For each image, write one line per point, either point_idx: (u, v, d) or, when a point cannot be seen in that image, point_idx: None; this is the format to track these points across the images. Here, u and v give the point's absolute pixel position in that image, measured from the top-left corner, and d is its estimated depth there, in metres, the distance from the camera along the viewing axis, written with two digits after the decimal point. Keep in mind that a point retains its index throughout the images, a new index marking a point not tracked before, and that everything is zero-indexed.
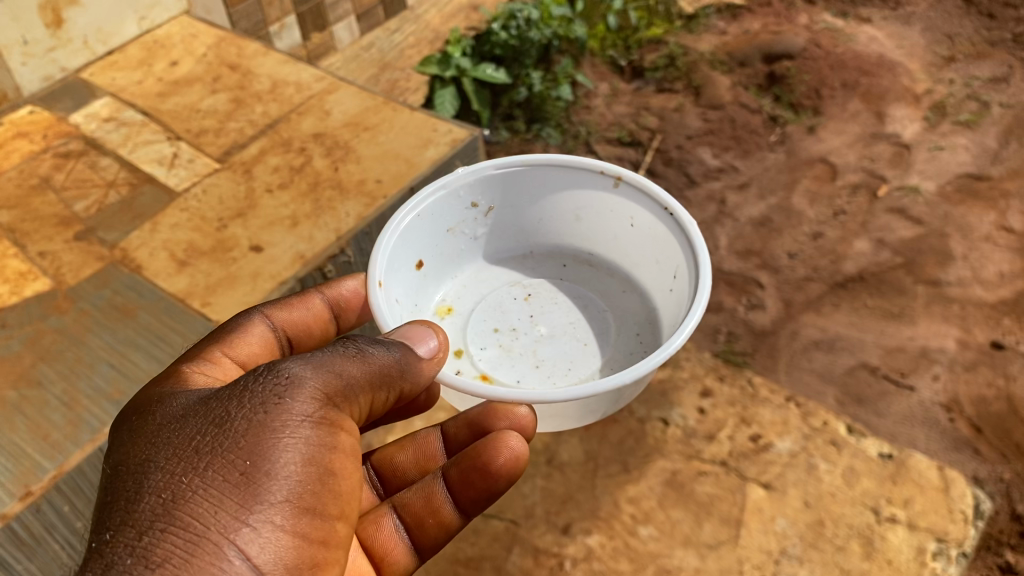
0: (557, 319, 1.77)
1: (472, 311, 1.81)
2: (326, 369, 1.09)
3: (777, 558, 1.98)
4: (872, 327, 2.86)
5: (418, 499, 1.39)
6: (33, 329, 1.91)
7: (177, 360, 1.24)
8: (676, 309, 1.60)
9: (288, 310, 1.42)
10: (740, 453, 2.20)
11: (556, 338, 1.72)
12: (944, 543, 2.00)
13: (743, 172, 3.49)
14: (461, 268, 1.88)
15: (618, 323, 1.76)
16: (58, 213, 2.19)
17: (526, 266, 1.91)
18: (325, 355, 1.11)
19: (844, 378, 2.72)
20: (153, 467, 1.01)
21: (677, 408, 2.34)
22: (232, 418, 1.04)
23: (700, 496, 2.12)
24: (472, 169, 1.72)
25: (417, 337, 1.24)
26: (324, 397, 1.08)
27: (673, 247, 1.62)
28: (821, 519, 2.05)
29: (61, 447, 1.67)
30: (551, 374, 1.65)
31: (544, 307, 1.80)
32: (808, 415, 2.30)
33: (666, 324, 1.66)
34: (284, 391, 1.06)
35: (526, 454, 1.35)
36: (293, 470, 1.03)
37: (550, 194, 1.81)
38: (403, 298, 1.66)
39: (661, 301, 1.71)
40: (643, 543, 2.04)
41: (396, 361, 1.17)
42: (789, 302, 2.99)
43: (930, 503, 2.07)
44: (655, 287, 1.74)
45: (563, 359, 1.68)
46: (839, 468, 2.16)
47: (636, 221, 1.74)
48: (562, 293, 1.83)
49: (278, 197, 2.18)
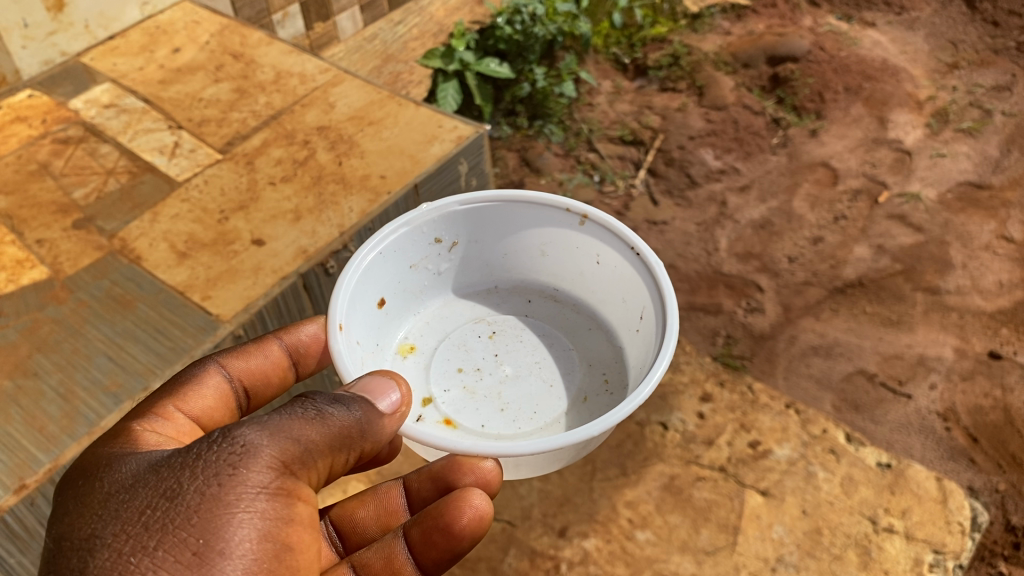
0: (523, 357, 1.64)
1: (436, 348, 1.67)
2: (284, 435, 1.04)
3: (774, 566, 1.98)
4: (870, 333, 2.87)
5: (378, 559, 1.30)
6: (30, 318, 1.89)
7: (127, 418, 1.20)
8: (643, 351, 1.49)
9: (245, 359, 1.38)
10: (739, 460, 2.20)
11: (521, 377, 1.59)
12: (941, 554, 2.00)
13: (745, 174, 3.48)
14: (424, 304, 1.75)
15: (585, 363, 1.64)
16: (57, 200, 2.17)
17: (491, 301, 1.78)
18: (283, 417, 1.05)
19: (842, 384, 2.72)
20: (99, 544, 0.97)
21: (676, 413, 2.33)
22: (185, 490, 0.99)
23: (698, 501, 2.11)
24: (436, 205, 1.60)
25: (382, 391, 1.15)
26: (281, 467, 1.03)
27: (640, 288, 1.53)
28: (819, 527, 2.04)
29: (57, 440, 1.65)
30: (517, 418, 1.51)
31: (510, 344, 1.66)
32: (807, 422, 2.29)
33: (633, 366, 1.54)
34: (239, 461, 1.01)
35: (491, 514, 1.27)
36: (249, 546, 0.99)
37: (515, 229, 1.70)
38: (364, 340, 1.52)
39: (629, 342, 1.60)
40: (640, 548, 2.03)
41: (358, 419, 1.10)
42: (788, 306, 2.99)
43: (927, 514, 2.07)
44: (622, 326, 1.63)
45: (530, 401, 1.54)
46: (837, 477, 2.15)
47: (603, 259, 1.63)
48: (527, 329, 1.70)
49: (281, 189, 2.15)
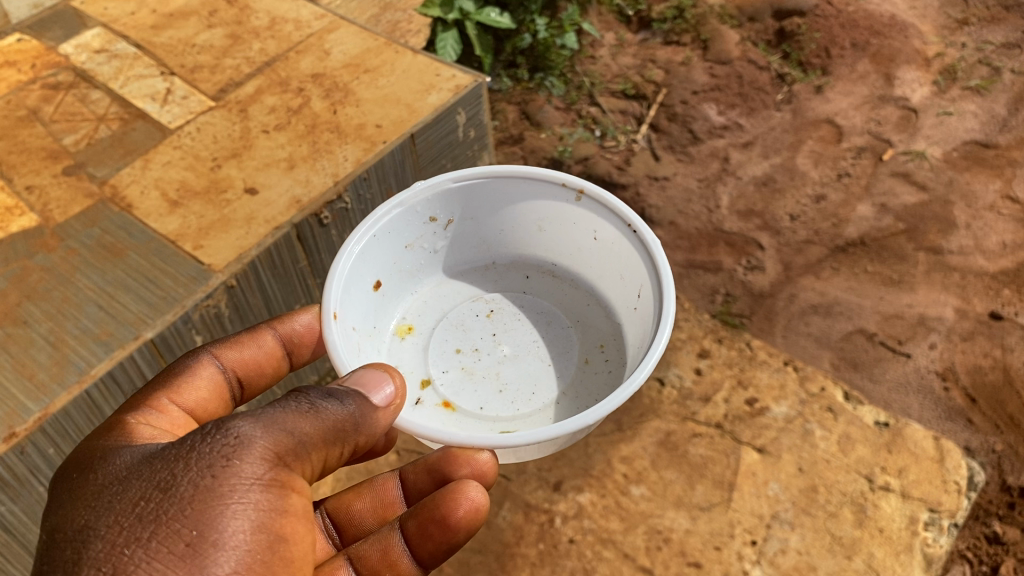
0: (521, 337, 1.61)
1: (434, 329, 1.64)
2: (277, 428, 1.02)
3: (768, 523, 1.97)
4: (870, 293, 2.88)
5: (375, 551, 1.28)
6: (19, 265, 1.86)
7: (121, 411, 1.18)
8: (640, 330, 1.46)
9: (238, 349, 1.36)
10: (736, 417, 2.18)
11: (519, 357, 1.57)
12: (936, 513, 1.98)
13: (748, 129, 3.43)
14: (420, 282, 1.71)
15: (583, 341, 1.61)
16: (47, 146, 2.13)
17: (488, 278, 1.74)
18: (277, 410, 1.04)
19: (840, 342, 2.75)
20: (93, 535, 0.96)
21: (673, 368, 2.32)
22: (178, 481, 0.99)
23: (694, 458, 2.11)
24: (430, 183, 1.56)
25: (375, 383, 1.13)
26: (274, 459, 1.01)
27: (637, 265, 1.49)
28: (815, 485, 2.03)
29: (48, 389, 1.63)
30: (516, 397, 1.50)
31: (507, 324, 1.63)
32: (805, 379, 2.26)
33: (631, 345, 1.51)
34: (232, 452, 0.99)
35: (487, 505, 1.25)
36: (242, 538, 0.97)
37: (511, 205, 1.66)
38: (360, 324, 1.49)
39: (626, 320, 1.57)
40: (634, 503, 2.03)
41: (351, 411, 1.08)
42: (788, 264, 2.98)
43: (924, 472, 2.05)
44: (620, 302, 1.60)
45: (531, 380, 1.53)
46: (834, 435, 2.12)
47: (600, 235, 1.59)
48: (525, 309, 1.66)
49: (274, 138, 2.11)
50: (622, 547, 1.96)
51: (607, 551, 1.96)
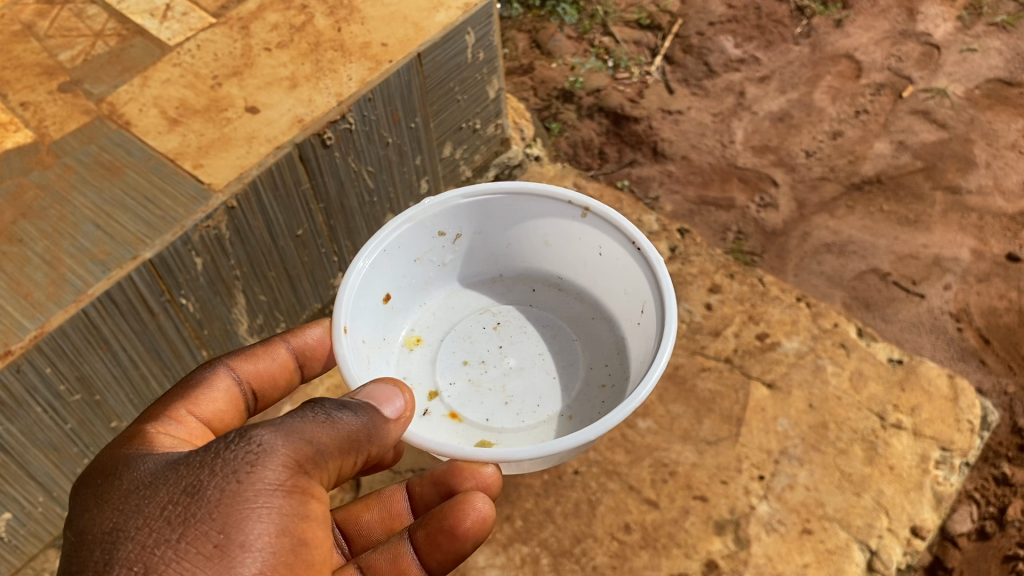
0: (527, 349, 1.65)
1: (442, 341, 1.68)
2: (297, 436, 1.04)
3: (777, 458, 1.94)
4: (885, 232, 2.84)
5: (385, 561, 1.33)
6: (14, 182, 1.80)
7: (142, 419, 1.18)
8: (645, 346, 1.50)
9: (253, 361, 1.36)
10: (745, 351, 2.14)
11: (524, 371, 1.61)
12: (948, 452, 1.95)
13: (765, 64, 3.34)
14: (428, 295, 1.74)
15: (587, 354, 1.64)
16: (42, 62, 2.06)
17: (495, 290, 1.77)
18: (295, 419, 1.06)
19: (853, 282, 2.72)
20: (122, 537, 0.97)
21: (683, 303, 2.26)
22: (204, 487, 1.00)
23: (702, 392, 2.07)
24: (439, 200, 1.59)
25: (383, 396, 1.16)
26: (295, 466, 1.03)
27: (641, 283, 1.52)
28: (825, 421, 1.99)
29: (43, 307, 1.59)
30: (521, 412, 1.55)
31: (513, 336, 1.68)
32: (818, 315, 2.19)
33: (634, 359, 1.55)
34: (256, 459, 1.01)
35: (493, 517, 1.31)
36: (266, 542, 0.99)
37: (519, 220, 1.68)
38: (369, 340, 1.54)
39: (630, 334, 1.60)
40: (640, 436, 2.01)
41: (364, 423, 1.11)
42: (802, 202, 2.94)
43: (937, 411, 2.01)
44: (624, 317, 1.63)
45: (535, 394, 1.58)
46: (846, 371, 2.08)
47: (605, 251, 1.61)
48: (531, 322, 1.70)
49: (277, 56, 2.04)
50: (627, 480, 1.94)
51: (612, 484, 1.93)
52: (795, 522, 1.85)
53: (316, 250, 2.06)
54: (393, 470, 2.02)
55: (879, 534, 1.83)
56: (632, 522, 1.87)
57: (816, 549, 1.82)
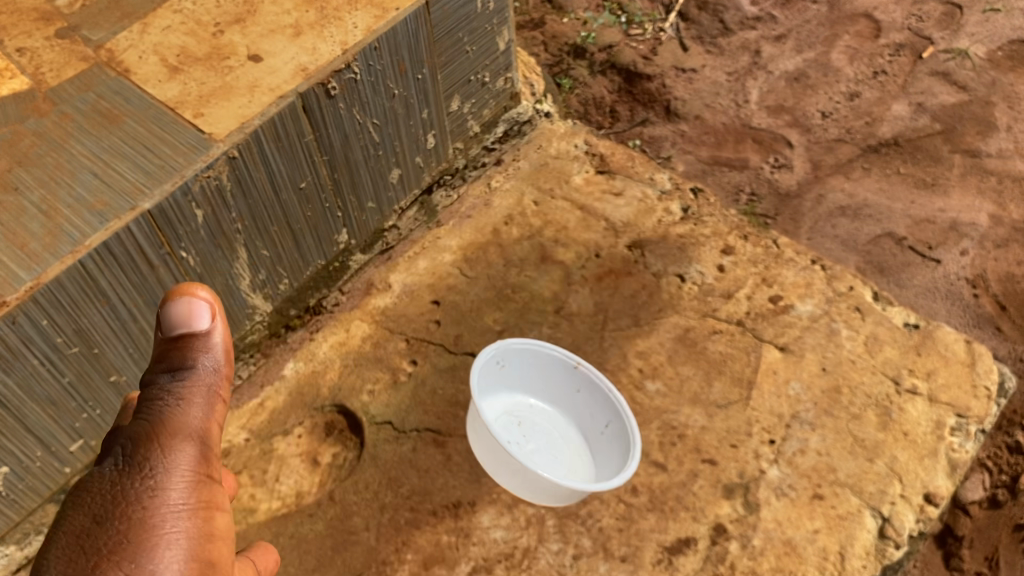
0: (537, 435, 1.98)
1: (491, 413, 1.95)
2: (179, 445, 1.06)
3: (788, 422, 1.91)
4: (901, 196, 2.79)
5: None
6: (10, 130, 1.75)
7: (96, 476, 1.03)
8: (615, 450, 1.88)
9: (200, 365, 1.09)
10: (758, 314, 2.09)
11: (541, 447, 1.95)
12: (964, 418, 1.90)
13: (782, 21, 3.26)
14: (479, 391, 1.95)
15: (575, 427, 2.01)
16: (39, 7, 1.99)
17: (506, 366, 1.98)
18: (159, 423, 1.06)
19: (868, 246, 2.67)
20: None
21: (695, 265, 2.20)
22: (103, 519, 1.00)
23: (712, 355, 2.03)
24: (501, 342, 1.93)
25: (191, 308, 1.07)
26: (193, 476, 1.06)
27: (605, 399, 1.92)
28: (838, 385, 1.95)
29: (39, 257, 1.55)
30: (540, 451, 1.95)
31: (528, 426, 2.00)
32: (834, 278, 2.14)
33: (601, 459, 1.92)
34: (148, 486, 1.02)
35: None
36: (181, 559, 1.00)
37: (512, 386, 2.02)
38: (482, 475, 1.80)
39: (593, 444, 1.96)
40: (648, 398, 1.97)
41: (220, 381, 1.11)
42: (817, 164, 2.88)
43: (953, 376, 1.96)
44: (589, 429, 1.98)
45: (545, 451, 1.95)
46: (861, 335, 2.03)
47: (581, 391, 1.98)
48: (536, 399, 2.05)
49: (280, 3, 1.97)
50: None
51: (618, 446, 1.90)
52: (806, 487, 1.82)
53: (319, 204, 2.00)
54: (398, 429, 1.96)
55: (891, 501, 1.80)
56: (640, 484, 1.84)
57: (827, 515, 1.79)
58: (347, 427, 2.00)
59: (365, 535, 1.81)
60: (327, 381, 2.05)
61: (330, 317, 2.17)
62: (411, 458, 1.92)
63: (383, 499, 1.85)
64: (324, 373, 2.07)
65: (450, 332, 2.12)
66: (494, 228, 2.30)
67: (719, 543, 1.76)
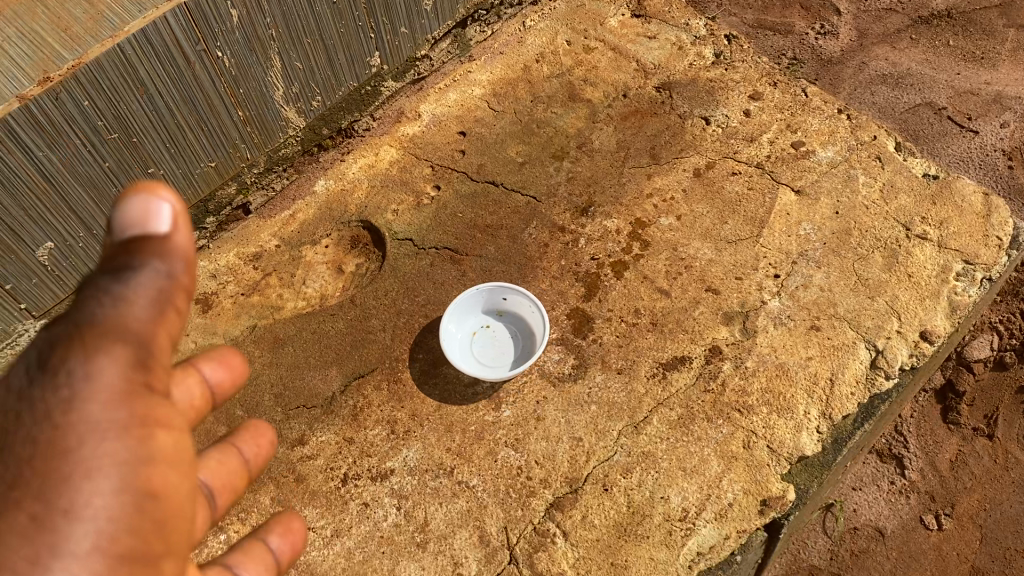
0: (489, 350, 1.91)
1: (513, 337, 1.92)
2: (106, 351, 0.93)
3: (795, 260, 1.96)
4: (947, 68, 2.74)
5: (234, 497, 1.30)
6: None
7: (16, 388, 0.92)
8: (458, 348, 1.87)
9: (138, 258, 0.96)
10: (779, 158, 2.14)
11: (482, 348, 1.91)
12: (971, 265, 1.93)
13: None
14: (526, 349, 1.89)
15: (467, 348, 1.90)
16: None
17: (515, 355, 1.89)
18: (88, 324, 0.94)
19: (905, 115, 2.64)
20: None
21: (722, 109, 2.27)
22: (18, 444, 0.89)
23: (728, 194, 2.08)
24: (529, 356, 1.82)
25: (147, 207, 0.97)
26: (124, 382, 0.94)
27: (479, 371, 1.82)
28: (849, 228, 2.00)
29: (82, 40, 1.66)
30: (497, 313, 1.96)
31: (489, 346, 1.91)
32: (857, 128, 2.18)
33: (456, 341, 1.89)
34: (69, 399, 0.90)
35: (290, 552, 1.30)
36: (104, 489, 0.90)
37: (512, 362, 1.88)
38: (507, 313, 1.95)
39: (460, 349, 1.88)
40: (661, 232, 2.02)
41: (164, 275, 0.98)
42: (864, 33, 2.84)
43: (966, 226, 1.99)
44: (468, 356, 1.88)
45: (485, 340, 1.92)
46: (877, 183, 2.08)
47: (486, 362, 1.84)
48: (494, 353, 1.90)
49: None
50: (642, 270, 1.97)
51: (626, 272, 1.96)
52: (804, 319, 1.87)
53: (352, 22, 2.06)
54: (418, 246, 2.05)
55: (887, 335, 1.84)
56: (643, 307, 1.91)
57: (822, 344, 1.84)
58: (371, 241, 2.11)
59: (381, 335, 1.93)
60: (354, 199, 2.14)
61: (361, 142, 2.28)
62: (428, 272, 2.01)
63: (399, 305, 1.97)
64: (352, 192, 2.16)
65: (475, 161, 2.19)
66: (525, 65, 2.39)
67: (713, 363, 1.83)
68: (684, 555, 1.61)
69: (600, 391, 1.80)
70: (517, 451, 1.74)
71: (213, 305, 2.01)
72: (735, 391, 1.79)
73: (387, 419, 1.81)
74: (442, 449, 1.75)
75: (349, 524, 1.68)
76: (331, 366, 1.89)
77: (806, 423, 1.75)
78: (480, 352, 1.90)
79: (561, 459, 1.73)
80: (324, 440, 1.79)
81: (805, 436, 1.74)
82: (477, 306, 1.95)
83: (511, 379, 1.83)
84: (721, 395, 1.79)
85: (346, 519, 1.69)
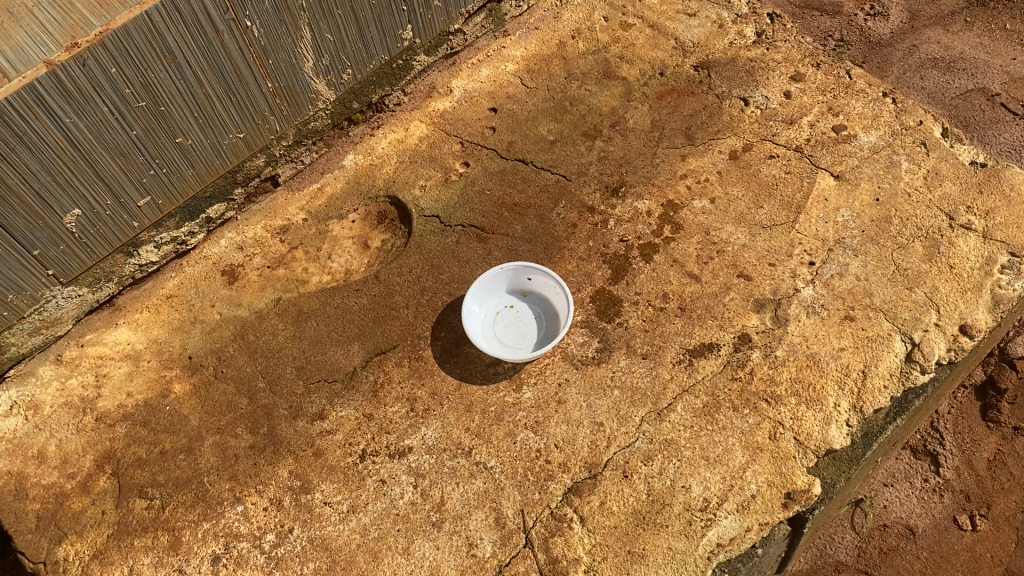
0: (511, 331, 1.87)
1: (537, 319, 1.88)
2: None
3: (831, 247, 1.90)
4: (1002, 52, 2.63)
5: None
6: None
7: None
8: (478, 328, 1.84)
9: None
10: (819, 141, 2.08)
11: (505, 329, 1.87)
12: (1017, 258, 1.85)
13: None
14: (550, 331, 1.85)
15: (488, 329, 1.87)
16: None
17: (538, 338, 1.85)
18: None
19: (956, 100, 2.54)
20: None
21: (761, 90, 2.20)
22: None
23: (764, 178, 2.02)
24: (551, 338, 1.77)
25: None
26: None
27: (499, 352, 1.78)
28: (889, 216, 1.93)
29: (110, 8, 1.65)
30: (523, 293, 1.92)
31: (512, 327, 1.87)
32: (902, 113, 2.11)
33: (477, 321, 1.86)
34: None
35: None
36: None
37: (534, 344, 1.84)
38: (533, 294, 1.91)
39: (481, 329, 1.85)
40: (694, 215, 1.97)
41: None
42: (915, 14, 2.74)
43: (1013, 216, 1.91)
44: (488, 336, 1.85)
45: (507, 322, 1.88)
46: (922, 170, 2.00)
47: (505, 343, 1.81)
48: (516, 335, 1.86)
49: None
50: (672, 253, 1.92)
51: (655, 256, 1.91)
52: (839, 308, 1.81)
53: None
54: (445, 223, 2.03)
55: (924, 328, 1.77)
56: (672, 292, 1.86)
57: (856, 335, 1.78)
58: (398, 218, 2.09)
59: (404, 312, 1.91)
60: (383, 174, 2.13)
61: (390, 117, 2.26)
62: (454, 250, 1.98)
63: (423, 283, 1.94)
64: (380, 167, 2.14)
65: (505, 139, 2.15)
66: (561, 41, 2.35)
67: (742, 351, 1.78)
68: (704, 545, 1.57)
69: (624, 375, 1.77)
70: (537, 434, 1.71)
71: (239, 277, 2.01)
72: (763, 380, 1.74)
73: (407, 396, 1.79)
74: (461, 428, 1.73)
75: (365, 500, 1.67)
76: (353, 341, 1.88)
77: (835, 415, 1.69)
78: (503, 332, 1.87)
79: (582, 443, 1.69)
80: (344, 415, 1.78)
81: (834, 428, 1.68)
82: (502, 286, 1.91)
83: (533, 360, 1.80)
84: (748, 383, 1.74)
85: (363, 495, 1.67)
